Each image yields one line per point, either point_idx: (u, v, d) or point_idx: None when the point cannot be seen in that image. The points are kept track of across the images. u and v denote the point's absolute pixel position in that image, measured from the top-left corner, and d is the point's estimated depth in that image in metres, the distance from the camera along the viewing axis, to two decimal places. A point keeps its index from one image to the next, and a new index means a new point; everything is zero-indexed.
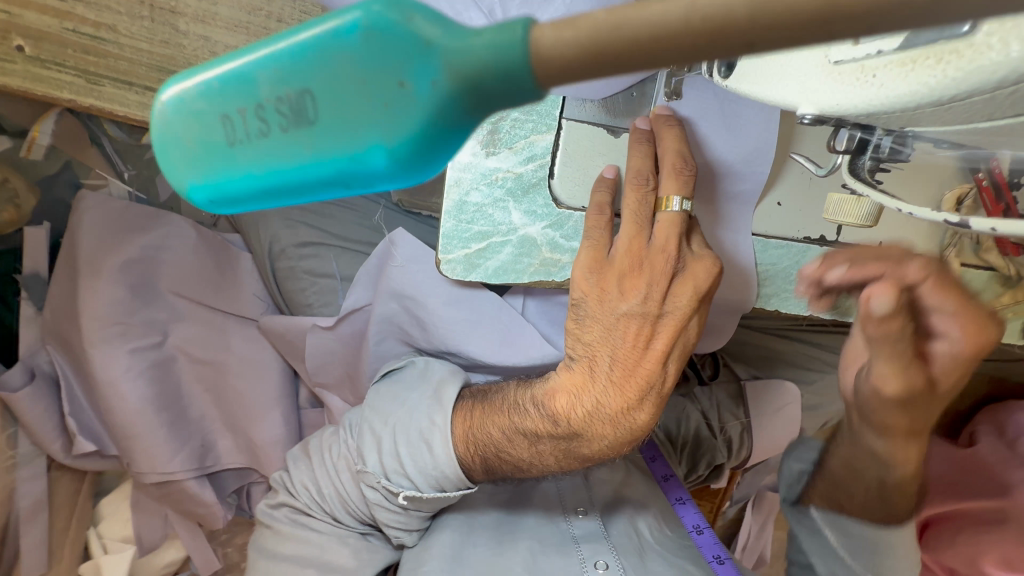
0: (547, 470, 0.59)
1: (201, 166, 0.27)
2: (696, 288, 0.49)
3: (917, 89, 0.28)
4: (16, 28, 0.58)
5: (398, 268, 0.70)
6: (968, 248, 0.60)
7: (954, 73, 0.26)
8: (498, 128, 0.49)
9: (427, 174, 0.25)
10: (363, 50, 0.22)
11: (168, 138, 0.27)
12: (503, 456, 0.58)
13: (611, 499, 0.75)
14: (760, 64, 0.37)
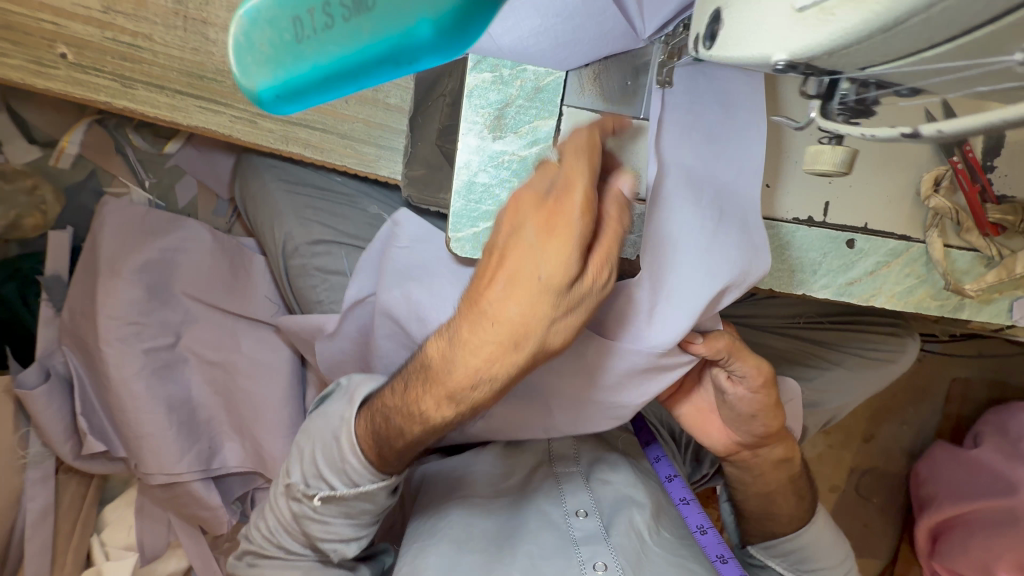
0: (423, 424, 0.58)
1: (274, 66, 0.36)
2: (566, 239, 0.46)
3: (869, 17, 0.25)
4: (63, 38, 0.64)
5: (401, 248, 0.70)
6: (949, 230, 0.63)
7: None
8: (503, 113, 0.53)
9: (457, 50, 0.34)
10: None
11: (249, 43, 0.36)
12: (392, 413, 0.61)
13: (617, 499, 0.71)
14: (733, 24, 0.33)
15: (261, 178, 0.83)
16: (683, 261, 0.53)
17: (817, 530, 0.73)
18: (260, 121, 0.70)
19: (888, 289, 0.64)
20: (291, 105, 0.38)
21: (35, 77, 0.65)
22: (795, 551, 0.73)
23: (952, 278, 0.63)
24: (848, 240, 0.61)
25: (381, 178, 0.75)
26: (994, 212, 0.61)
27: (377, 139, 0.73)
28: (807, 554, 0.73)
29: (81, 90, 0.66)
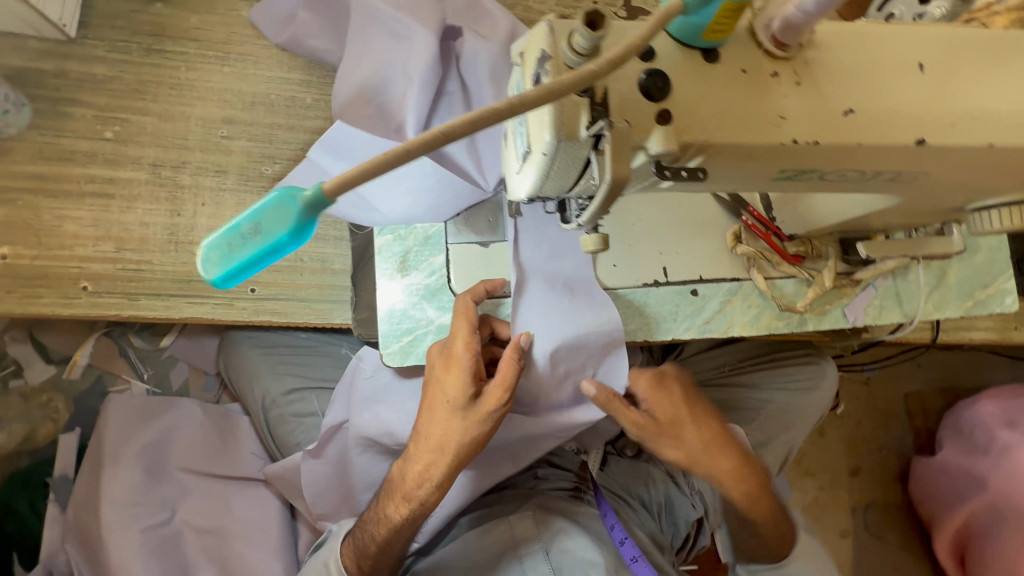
0: (399, 537, 0.70)
1: (229, 265, 0.37)
2: (461, 369, 0.65)
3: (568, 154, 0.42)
4: (85, 275, 0.86)
5: (366, 380, 0.83)
6: (766, 267, 0.82)
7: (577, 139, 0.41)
8: (406, 257, 0.73)
9: None
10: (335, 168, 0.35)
11: (207, 256, 0.37)
12: (370, 536, 0.71)
13: (576, 565, 0.78)
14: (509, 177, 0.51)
15: (239, 348, 1.00)
16: (563, 339, 0.72)
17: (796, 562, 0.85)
18: (236, 303, 0.90)
19: (738, 320, 0.80)
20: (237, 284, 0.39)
21: (61, 308, 0.84)
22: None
23: (783, 301, 0.81)
24: (692, 290, 0.80)
25: (336, 325, 0.94)
26: (790, 247, 0.81)
27: (329, 297, 0.93)
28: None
29: (97, 309, 0.85)
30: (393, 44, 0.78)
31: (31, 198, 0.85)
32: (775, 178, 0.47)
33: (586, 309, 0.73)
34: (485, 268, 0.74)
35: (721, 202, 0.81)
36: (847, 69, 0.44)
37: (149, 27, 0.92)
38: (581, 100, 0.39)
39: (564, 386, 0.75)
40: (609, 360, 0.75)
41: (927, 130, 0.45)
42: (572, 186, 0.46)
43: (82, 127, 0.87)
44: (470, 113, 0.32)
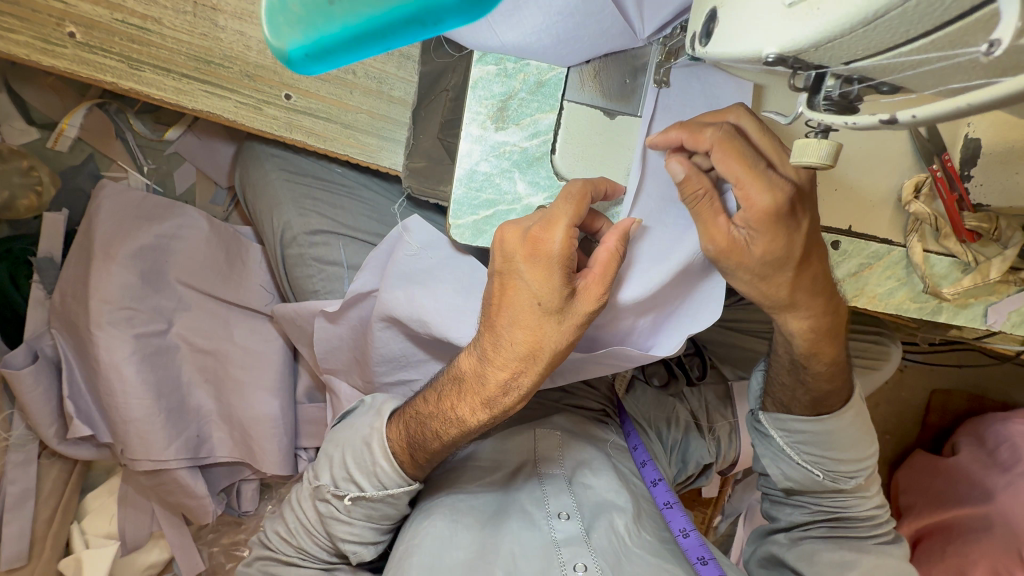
0: (463, 440, 0.56)
1: (303, 26, 0.37)
2: (554, 265, 0.47)
3: None
4: (72, 17, 0.64)
5: (408, 255, 0.66)
6: (928, 236, 0.65)
7: None
8: (506, 105, 0.55)
9: (475, 18, 0.35)
10: None
11: (278, 5, 0.37)
12: (423, 436, 0.57)
13: (598, 503, 0.71)
14: (744, 13, 0.33)
15: (262, 166, 0.84)
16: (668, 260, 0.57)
17: (841, 420, 0.66)
18: (266, 108, 0.71)
19: (869, 291, 0.66)
20: (327, 66, 0.39)
21: (39, 55, 0.64)
22: (805, 435, 0.67)
23: (930, 281, 0.66)
24: (832, 242, 0.64)
25: (382, 169, 0.76)
26: (970, 220, 0.64)
27: (379, 131, 0.75)
28: (819, 439, 0.67)
29: (87, 69, 0.66)
30: None
31: None
32: None
33: (688, 231, 0.57)
34: (603, 146, 0.56)
35: (915, 138, 0.63)
36: None
37: None
38: None
39: (644, 316, 0.59)
40: (701, 290, 0.60)
41: None
42: (890, 49, 0.29)
43: None
44: None
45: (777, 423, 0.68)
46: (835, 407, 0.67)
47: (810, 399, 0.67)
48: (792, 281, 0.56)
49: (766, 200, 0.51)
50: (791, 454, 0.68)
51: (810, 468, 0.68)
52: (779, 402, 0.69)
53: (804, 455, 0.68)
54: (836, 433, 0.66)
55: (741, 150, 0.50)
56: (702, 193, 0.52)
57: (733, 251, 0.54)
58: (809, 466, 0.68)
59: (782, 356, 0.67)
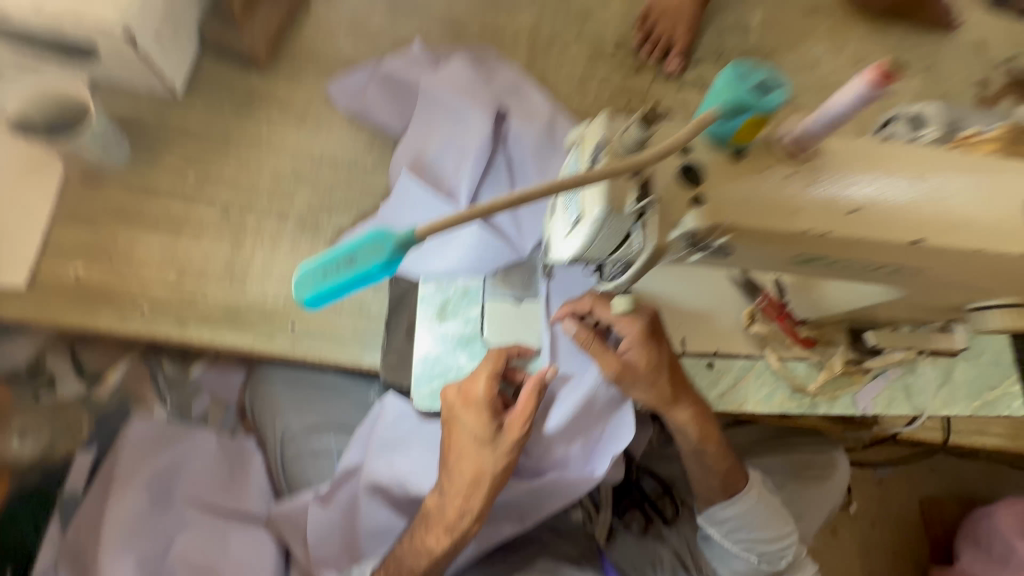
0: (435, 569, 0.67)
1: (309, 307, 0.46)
2: (483, 407, 0.65)
3: (609, 226, 0.48)
4: (146, 297, 0.92)
5: (386, 428, 0.82)
6: (780, 347, 0.85)
7: (617, 218, 0.47)
8: (445, 305, 0.79)
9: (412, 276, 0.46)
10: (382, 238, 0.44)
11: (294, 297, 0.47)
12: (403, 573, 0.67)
13: None
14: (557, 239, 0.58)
15: (269, 381, 1.04)
16: (578, 398, 0.75)
17: (751, 499, 0.75)
18: (276, 336, 0.95)
19: (752, 398, 0.84)
20: (329, 300, 0.45)
21: (117, 325, 0.90)
22: (731, 520, 0.76)
23: (795, 382, 0.85)
24: (708, 363, 0.85)
25: (365, 367, 0.97)
26: (802, 330, 0.85)
27: (362, 339, 0.98)
28: (743, 522, 0.76)
29: (149, 330, 0.91)
30: (451, 123, 0.95)
31: (114, 226, 0.94)
32: (793, 262, 0.54)
33: (591, 373, 0.76)
34: (517, 325, 0.79)
35: (741, 282, 0.86)
36: (848, 166, 0.51)
37: (244, 87, 1.05)
38: (631, 182, 0.47)
39: (572, 443, 0.76)
40: (616, 418, 0.76)
41: (924, 233, 0.52)
42: (615, 252, 0.53)
43: (169, 167, 0.98)
44: (520, 192, 0.44)
45: (709, 521, 0.77)
46: (741, 488, 0.76)
47: (719, 483, 0.76)
48: (672, 381, 0.73)
49: (637, 329, 0.72)
50: (728, 543, 0.77)
51: (748, 555, 0.77)
52: (704, 498, 0.78)
53: (740, 543, 0.77)
54: (751, 513, 0.75)
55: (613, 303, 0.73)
56: (591, 338, 0.73)
57: (624, 373, 0.73)
58: (746, 554, 0.77)
59: (685, 450, 0.76)
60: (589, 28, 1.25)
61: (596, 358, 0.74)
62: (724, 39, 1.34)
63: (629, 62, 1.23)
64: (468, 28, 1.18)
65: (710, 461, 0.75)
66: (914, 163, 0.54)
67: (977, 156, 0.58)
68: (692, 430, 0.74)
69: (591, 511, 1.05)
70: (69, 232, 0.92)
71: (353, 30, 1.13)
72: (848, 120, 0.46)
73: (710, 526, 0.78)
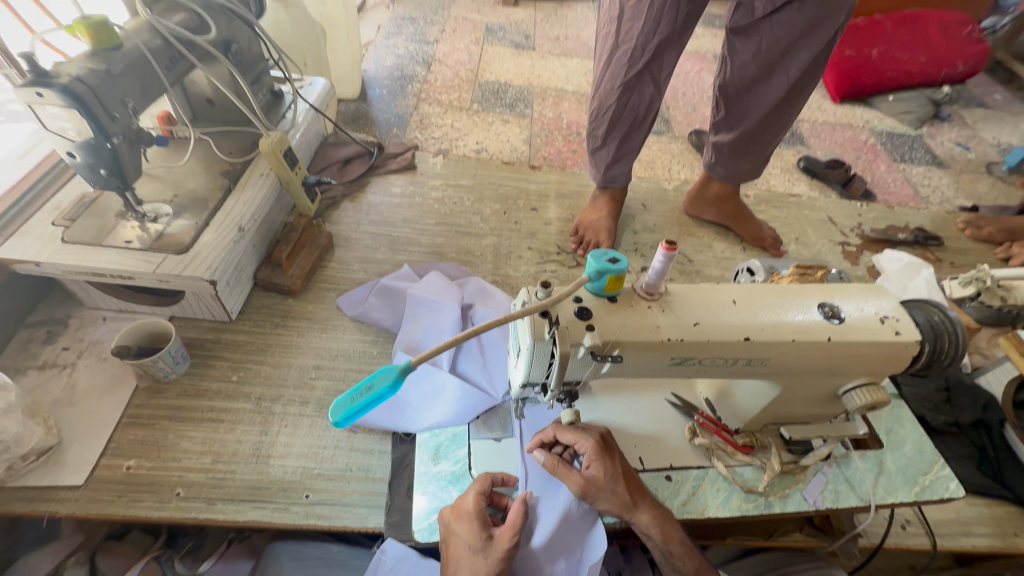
0: None
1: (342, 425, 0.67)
2: (473, 518, 0.79)
3: (539, 348, 0.72)
4: (182, 482, 1.07)
5: (387, 569, 0.90)
6: (724, 455, 1.01)
7: (542, 341, 0.72)
8: (438, 450, 0.97)
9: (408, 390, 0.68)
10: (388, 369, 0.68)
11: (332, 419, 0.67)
12: None
13: None
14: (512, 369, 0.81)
15: (277, 561, 1.10)
16: (554, 515, 0.87)
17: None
18: (291, 506, 1.07)
19: (712, 502, 0.96)
20: (351, 421, 0.66)
21: (154, 511, 1.03)
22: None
23: (746, 484, 0.98)
24: (666, 476, 0.99)
25: (370, 529, 1.07)
26: (738, 438, 1.01)
27: (368, 502, 1.10)
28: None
29: (181, 513, 1.03)
30: (433, 313, 1.27)
31: (165, 423, 1.15)
32: (672, 362, 0.78)
33: (563, 492, 0.90)
34: (498, 459, 0.96)
35: (677, 405, 1.06)
36: (691, 300, 0.80)
37: (281, 309, 1.40)
38: (544, 319, 0.73)
39: (557, 561, 0.85)
40: (591, 531, 0.88)
41: (750, 332, 0.78)
42: (547, 369, 0.76)
43: (217, 373, 1.25)
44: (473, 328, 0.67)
45: None
46: None
47: None
48: (629, 487, 0.86)
49: (591, 444, 0.88)
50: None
51: None
52: None
53: None
54: None
55: (570, 426, 0.91)
56: (556, 459, 0.89)
57: (588, 485, 0.86)
58: None
59: (655, 555, 0.85)
60: (536, 241, 1.71)
61: (563, 476, 0.88)
62: (637, 237, 1.82)
63: (569, 260, 1.66)
64: (447, 252, 1.63)
65: (678, 562, 0.83)
66: (728, 292, 0.83)
67: (778, 286, 0.87)
68: (657, 534, 0.85)
69: None
70: (128, 432, 1.13)
71: (363, 262, 1.56)
72: (668, 270, 0.76)
73: None
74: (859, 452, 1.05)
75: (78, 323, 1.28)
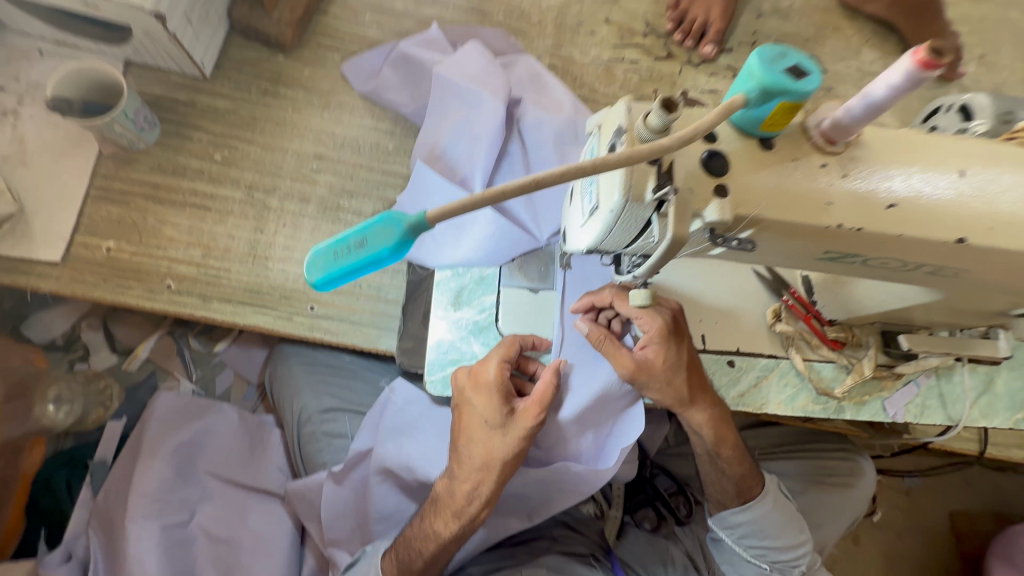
0: (445, 551, 0.68)
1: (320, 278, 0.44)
2: (492, 391, 0.66)
3: (631, 213, 0.46)
4: (172, 275, 0.95)
5: (396, 411, 0.83)
6: (805, 347, 0.82)
7: (638, 203, 0.45)
8: (461, 294, 0.79)
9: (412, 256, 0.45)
10: (387, 220, 0.43)
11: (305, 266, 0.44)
12: (410, 553, 0.69)
13: None
14: (572, 226, 0.57)
15: (287, 361, 1.07)
16: (591, 390, 0.74)
17: (765, 506, 0.75)
18: (295, 317, 0.96)
19: (773, 398, 0.82)
20: (336, 285, 0.45)
21: (145, 300, 0.93)
22: (744, 525, 0.76)
23: (820, 384, 0.81)
24: (728, 361, 0.82)
25: (381, 351, 0.98)
26: (830, 331, 0.81)
27: (379, 324, 0.98)
28: (755, 528, 0.76)
29: (175, 307, 0.94)
30: (467, 107, 0.93)
31: (143, 203, 0.97)
32: (821, 258, 0.52)
33: (604, 365, 0.75)
34: (532, 315, 0.78)
35: (762, 281, 0.83)
36: (892, 161, 0.48)
37: (270, 69, 1.06)
38: (650, 168, 0.44)
39: (584, 434, 0.75)
40: (628, 412, 0.75)
41: (969, 231, 0.48)
42: (630, 242, 0.51)
43: (197, 148, 1.00)
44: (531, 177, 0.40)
45: (721, 523, 0.78)
46: (758, 494, 0.76)
47: (735, 487, 0.77)
48: (690, 381, 0.71)
49: (656, 324, 0.69)
50: (738, 548, 0.78)
51: (758, 563, 0.78)
52: (717, 501, 0.79)
53: (750, 548, 0.78)
54: (765, 519, 0.75)
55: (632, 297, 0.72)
56: (607, 334, 0.72)
57: (641, 372, 0.70)
58: (755, 560, 0.78)
59: (700, 451, 0.77)
60: (618, 11, 1.21)
61: (609, 354, 0.71)
62: (760, 23, 1.28)
63: (658, 48, 1.19)
64: (492, 12, 1.16)
65: (724, 465, 0.76)
66: (956, 153, 0.49)
67: None
68: (708, 432, 0.74)
69: (602, 507, 1.06)
70: (102, 209, 0.96)
71: (376, 12, 1.12)
72: (891, 106, 0.43)
73: (722, 530, 0.78)
74: (970, 365, 0.85)
75: (7, 53, 0.97)
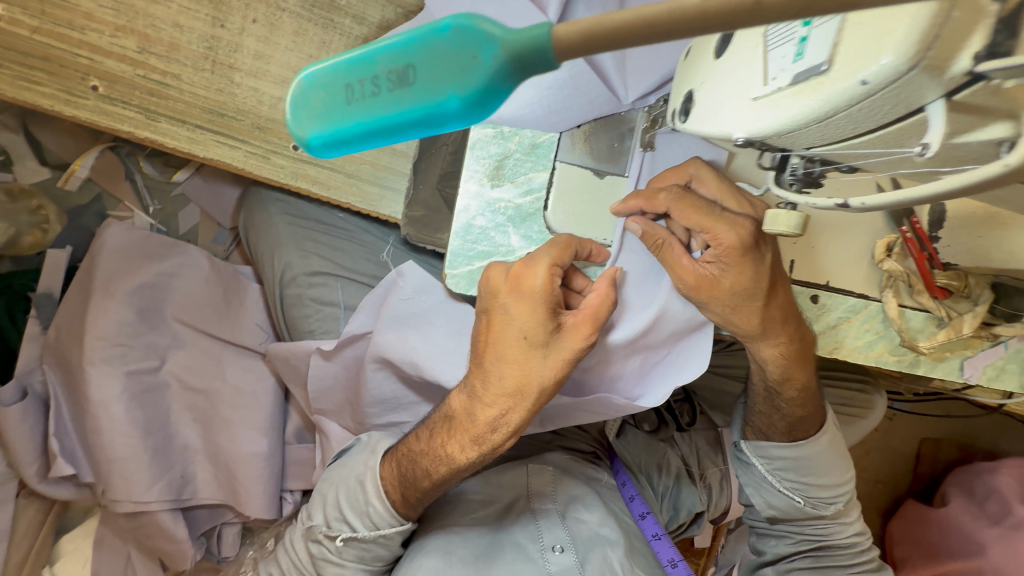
0: (459, 472, 0.59)
1: (324, 122, 0.31)
2: (534, 302, 0.52)
3: (885, 97, 0.30)
4: (98, 72, 0.68)
5: (403, 299, 0.70)
6: (903, 291, 0.68)
7: (917, 81, 0.29)
8: (502, 164, 0.58)
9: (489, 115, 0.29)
10: (449, 38, 0.27)
11: (300, 100, 0.31)
12: (418, 467, 0.61)
13: (591, 537, 0.75)
14: (716, 103, 0.39)
15: (266, 209, 0.87)
16: (645, 307, 0.60)
17: (818, 445, 0.73)
18: (274, 157, 0.74)
19: (849, 343, 0.69)
20: (341, 149, 0.32)
21: (66, 104, 0.68)
22: (786, 459, 0.74)
23: (907, 335, 0.68)
24: (812, 296, 0.69)
25: (383, 216, 0.79)
26: (941, 277, 0.66)
27: (380, 181, 0.77)
28: (796, 465, 0.74)
29: (108, 120, 0.69)
30: None
31: None
32: None
33: (663, 279, 0.60)
34: (591, 205, 0.59)
35: None
36: None
37: None
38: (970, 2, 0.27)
39: (631, 358, 0.62)
40: (690, 341, 0.62)
41: None
42: (836, 141, 0.36)
43: None
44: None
45: (756, 450, 0.77)
46: (812, 434, 0.74)
47: (785, 424, 0.74)
48: (763, 311, 0.57)
49: (732, 237, 0.54)
50: (773, 478, 0.76)
51: (791, 495, 0.76)
52: (759, 430, 0.77)
53: (785, 482, 0.76)
54: (811, 458, 0.73)
55: (698, 205, 0.54)
56: (669, 244, 0.56)
57: (707, 291, 0.56)
58: (789, 493, 0.76)
59: (760, 386, 0.74)
60: None
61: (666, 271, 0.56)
62: None
63: None
64: None
65: (784, 404, 0.72)
66: None
67: None
68: (774, 368, 0.69)
69: None
70: None
71: None
72: None
73: (756, 458, 0.77)
74: None
75: None
